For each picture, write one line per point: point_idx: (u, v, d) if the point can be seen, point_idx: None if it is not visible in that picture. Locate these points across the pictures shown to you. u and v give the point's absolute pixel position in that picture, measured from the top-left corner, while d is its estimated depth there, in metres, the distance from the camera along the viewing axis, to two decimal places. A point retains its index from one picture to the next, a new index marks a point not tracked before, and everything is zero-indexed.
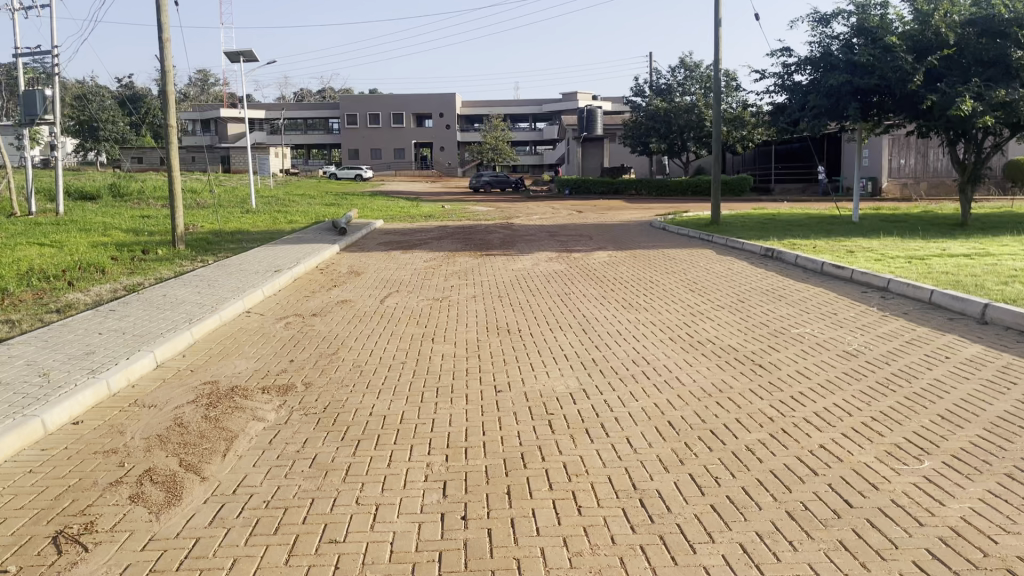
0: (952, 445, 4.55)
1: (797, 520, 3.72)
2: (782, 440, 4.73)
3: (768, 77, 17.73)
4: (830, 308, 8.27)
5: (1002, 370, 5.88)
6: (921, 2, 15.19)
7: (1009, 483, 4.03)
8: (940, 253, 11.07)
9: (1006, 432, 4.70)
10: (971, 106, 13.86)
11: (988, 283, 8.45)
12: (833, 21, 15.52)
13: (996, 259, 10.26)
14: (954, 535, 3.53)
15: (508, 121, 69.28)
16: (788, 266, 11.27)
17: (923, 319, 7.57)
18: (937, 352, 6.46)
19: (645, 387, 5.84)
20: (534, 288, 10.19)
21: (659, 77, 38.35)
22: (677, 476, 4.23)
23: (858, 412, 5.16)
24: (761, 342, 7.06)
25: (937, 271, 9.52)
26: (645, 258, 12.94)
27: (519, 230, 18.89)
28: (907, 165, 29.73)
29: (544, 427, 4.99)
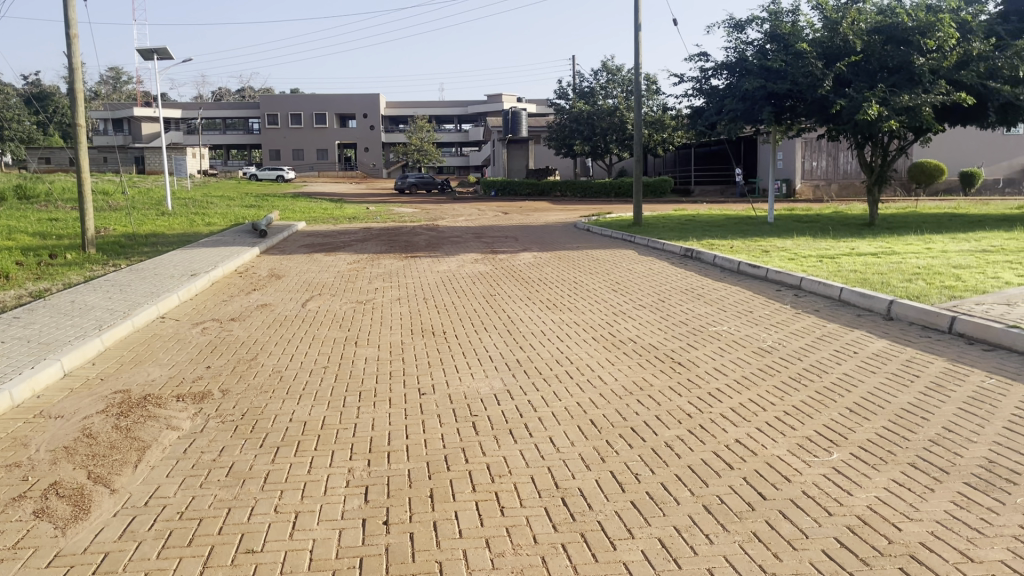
0: (859, 437, 4.73)
1: (713, 514, 3.82)
2: (700, 436, 4.85)
3: (687, 81, 18.14)
4: (747, 307, 8.50)
5: (905, 364, 6.15)
6: (830, 10, 15.78)
7: (912, 471, 4.22)
8: (850, 252, 11.51)
9: (909, 423, 4.91)
10: (877, 111, 14.47)
11: (893, 280, 8.83)
12: (747, 28, 15.97)
13: (900, 257, 10.74)
14: (861, 524, 3.68)
15: (433, 122, 69.02)
16: (707, 266, 11.54)
17: (833, 316, 7.86)
18: (846, 348, 6.70)
19: (569, 386, 5.90)
20: (458, 290, 10.17)
21: (582, 80, 38.85)
22: (598, 475, 4.28)
23: (771, 407, 5.33)
24: (680, 341, 7.21)
25: (846, 269, 9.89)
26: (569, 258, 13.07)
27: (445, 231, 18.85)
28: (820, 168, 30.81)
29: (467, 429, 4.99)
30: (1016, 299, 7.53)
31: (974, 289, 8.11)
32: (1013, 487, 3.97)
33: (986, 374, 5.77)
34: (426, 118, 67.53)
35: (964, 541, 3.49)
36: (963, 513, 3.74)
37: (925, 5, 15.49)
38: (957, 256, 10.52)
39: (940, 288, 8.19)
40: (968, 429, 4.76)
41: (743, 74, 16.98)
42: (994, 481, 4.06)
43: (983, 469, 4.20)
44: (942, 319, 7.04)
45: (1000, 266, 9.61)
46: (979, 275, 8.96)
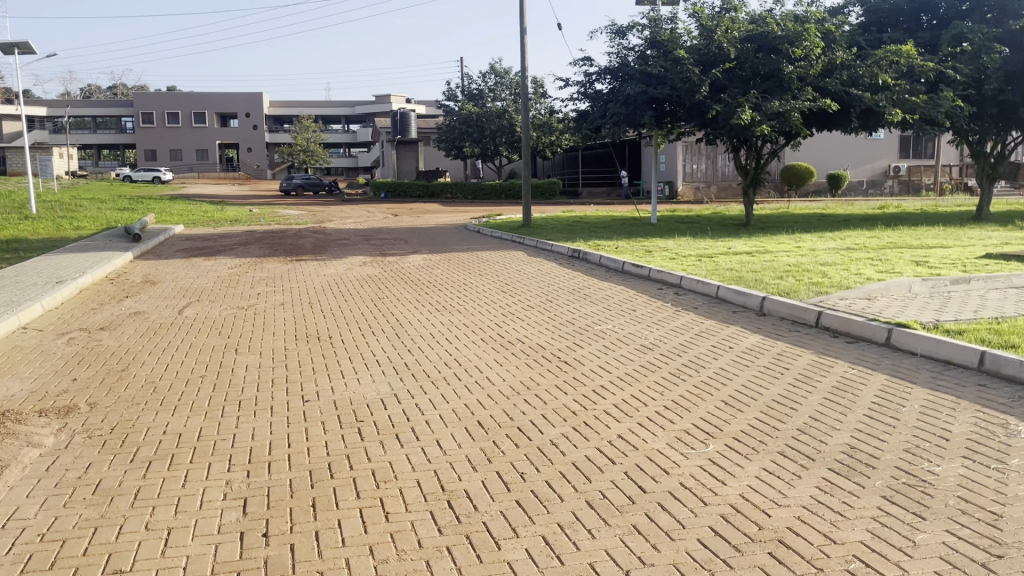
0: (733, 429, 4.93)
1: (596, 509, 3.90)
2: (585, 433, 4.94)
3: (572, 84, 18.43)
4: (630, 306, 8.72)
5: (776, 357, 6.46)
6: (706, 19, 16.43)
7: (781, 460, 4.44)
8: (726, 251, 12.00)
9: (779, 413, 5.17)
10: (750, 116, 15.16)
11: (765, 278, 9.27)
12: (628, 34, 16.39)
13: (773, 256, 11.29)
14: (733, 512, 3.83)
15: (319, 123, 67.68)
16: (593, 266, 11.79)
17: (711, 313, 8.17)
18: (722, 343, 6.97)
19: (456, 388, 5.89)
20: (346, 293, 10.01)
21: (471, 83, 38.92)
22: (484, 475, 4.30)
23: (652, 403, 5.49)
24: (567, 340, 7.33)
25: (723, 268, 10.31)
26: (458, 260, 13.05)
27: (331, 233, 18.49)
28: (700, 170, 31.95)
29: (352, 435, 4.91)
30: (875, 294, 8.02)
31: (838, 285, 8.59)
32: (872, 470, 4.23)
33: (848, 365, 6.12)
34: (312, 119, 66.15)
35: (828, 524, 3.69)
36: (827, 497, 3.95)
37: (793, 15, 16.32)
38: (824, 254, 11.11)
39: (808, 285, 8.63)
40: (831, 418, 5.04)
41: (625, 79, 17.41)
42: (855, 465, 4.31)
43: (845, 455, 4.45)
44: (809, 314, 7.44)
45: (863, 263, 10.20)
46: (843, 271, 9.50)
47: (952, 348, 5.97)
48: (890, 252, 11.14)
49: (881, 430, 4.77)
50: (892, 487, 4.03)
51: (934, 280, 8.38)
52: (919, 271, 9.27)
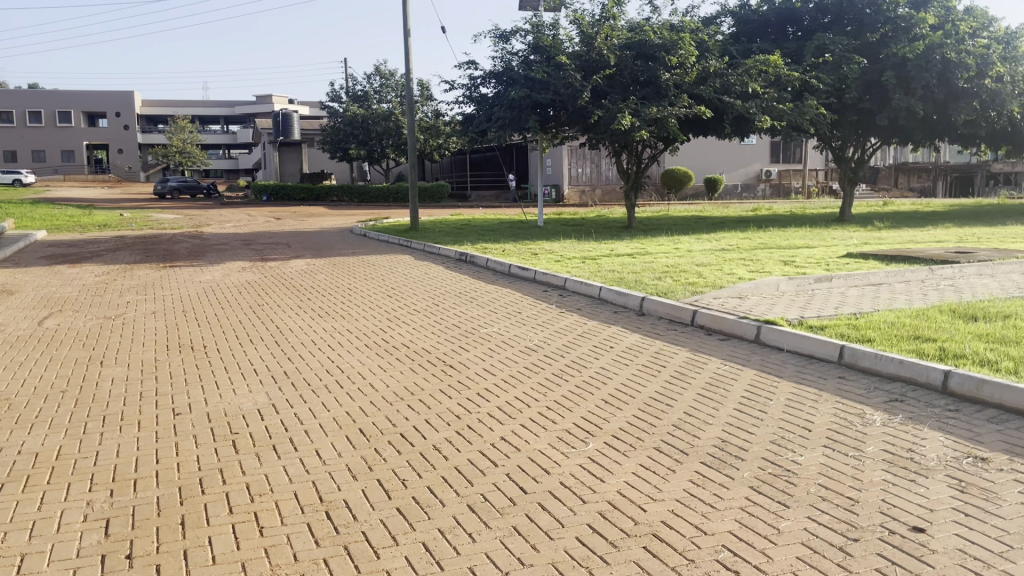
0: (612, 427, 5.04)
1: (476, 512, 3.90)
2: (468, 436, 4.94)
3: (457, 87, 18.44)
4: (515, 308, 8.79)
5: (654, 355, 6.66)
6: (586, 25, 16.74)
7: (658, 455, 4.58)
8: (609, 254, 12.28)
9: (656, 410, 5.33)
10: (630, 122, 15.58)
11: (646, 279, 9.53)
12: (511, 39, 16.53)
13: (653, 257, 11.63)
14: (611, 508, 3.92)
15: (196, 123, 65.18)
16: (479, 269, 11.83)
17: (593, 314, 8.34)
18: (604, 343, 7.13)
19: (338, 396, 5.78)
20: (223, 300, 9.66)
21: (355, 84, 38.33)
22: (365, 484, 4.24)
23: (536, 403, 5.55)
24: (451, 343, 7.33)
25: (606, 269, 10.54)
26: (342, 264, 12.84)
27: (209, 238, 17.82)
28: (584, 174, 32.64)
29: (226, 448, 4.74)
30: (747, 293, 8.39)
31: (712, 285, 8.93)
32: (740, 462, 4.42)
33: (721, 362, 6.37)
34: (189, 119, 63.65)
35: (700, 516, 3.82)
36: (700, 490, 4.10)
37: (669, 25, 16.89)
38: (700, 255, 11.52)
39: (684, 285, 8.94)
40: (705, 412, 5.23)
41: (509, 83, 17.55)
42: (725, 458, 4.49)
43: (717, 448, 4.63)
44: (686, 313, 7.70)
45: (736, 263, 10.65)
46: (718, 272, 9.87)
47: (815, 343, 6.31)
48: (760, 253, 11.66)
49: (750, 423, 4.99)
50: (760, 477, 4.21)
51: (800, 278, 8.83)
52: (787, 271, 9.75)
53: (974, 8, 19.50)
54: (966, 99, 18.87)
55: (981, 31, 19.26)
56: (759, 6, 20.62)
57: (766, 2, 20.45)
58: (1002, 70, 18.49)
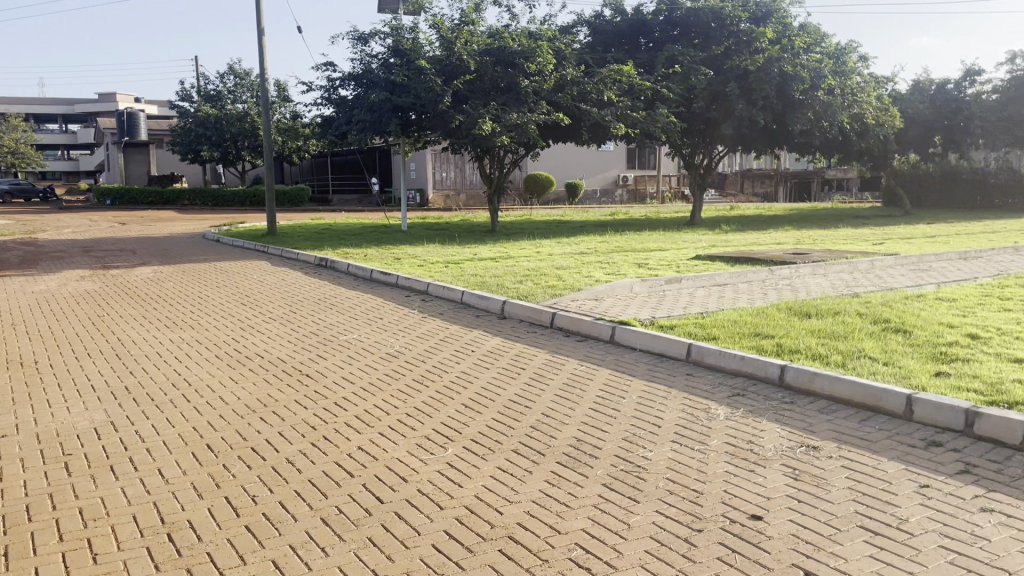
0: (472, 431, 5.06)
1: (330, 525, 3.81)
2: (323, 447, 4.82)
3: (315, 89, 18.02)
4: (376, 314, 8.67)
5: (515, 358, 6.73)
6: (445, 30, 16.76)
7: (516, 457, 4.62)
8: (471, 258, 12.34)
9: (516, 412, 5.39)
10: (490, 127, 15.74)
11: (507, 282, 9.63)
12: (370, 41, 16.32)
13: (514, 261, 11.78)
14: (467, 513, 3.92)
15: (31, 121, 60.63)
16: (340, 274, 11.59)
17: (455, 318, 8.34)
18: (465, 347, 7.15)
19: (186, 411, 5.50)
20: (59, 311, 9.00)
21: (207, 83, 36.74)
22: (212, 502, 4.05)
23: (394, 411, 5.48)
24: (309, 352, 7.13)
25: (468, 273, 10.58)
26: (194, 271, 12.26)
27: (44, 245, 16.57)
28: (448, 178, 32.74)
29: (58, 471, 4.41)
30: (603, 295, 8.62)
31: (571, 287, 9.13)
32: (594, 460, 4.53)
33: (578, 362, 6.52)
34: (22, 118, 59.11)
35: (554, 516, 3.88)
36: (555, 490, 4.17)
37: (527, 32, 17.18)
38: (560, 259, 11.75)
39: (544, 288, 9.09)
40: (561, 413, 5.34)
41: (369, 86, 17.30)
42: (580, 457, 4.59)
43: (572, 447, 4.73)
44: (545, 315, 7.83)
45: (593, 266, 10.95)
46: (576, 275, 10.10)
47: (665, 343, 6.56)
48: (616, 256, 12.04)
49: (604, 422, 5.13)
50: (612, 474, 4.34)
51: (652, 280, 9.17)
52: (641, 273, 10.09)
53: (808, 25, 20.87)
54: (802, 109, 20.23)
55: (814, 46, 20.61)
56: (612, 17, 21.25)
57: (618, 14, 21.12)
58: (833, 83, 19.91)
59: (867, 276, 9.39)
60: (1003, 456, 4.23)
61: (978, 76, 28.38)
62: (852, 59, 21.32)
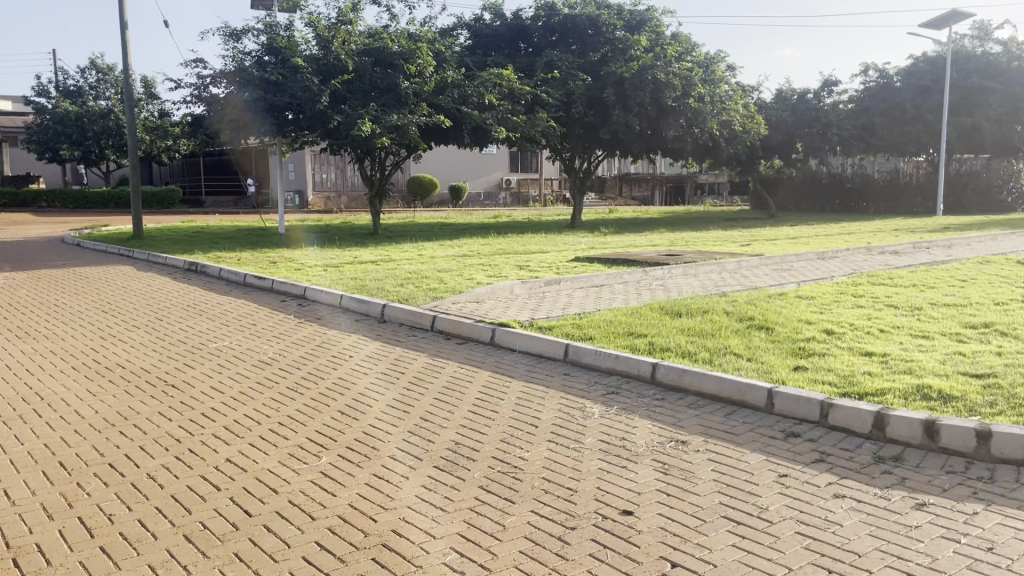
0: (346, 438, 4.95)
1: (193, 542, 3.64)
2: (188, 460, 4.61)
3: (184, 86, 17.28)
4: (250, 320, 8.38)
5: (394, 362, 6.64)
6: (322, 28, 16.41)
7: (392, 463, 4.55)
8: (351, 261, 12.13)
9: (393, 417, 5.31)
10: (370, 128, 15.61)
11: (387, 285, 9.50)
12: (242, 38, 15.79)
13: (396, 264, 11.67)
14: (340, 522, 3.83)
15: None
16: (212, 279, 11.14)
17: (333, 322, 8.16)
18: (342, 352, 7.00)
19: (36, 427, 5.13)
20: None
21: (66, 78, 34.62)
22: (64, 523, 3.80)
23: (266, 420, 5.29)
24: (175, 361, 6.81)
25: (347, 277, 10.38)
26: (50, 278, 11.49)
27: None
28: (329, 180, 32.31)
29: None
30: (483, 297, 8.65)
31: (452, 290, 9.11)
32: (472, 463, 4.52)
33: (457, 365, 6.50)
34: None
35: (429, 521, 3.84)
36: (430, 494, 4.13)
37: (406, 33, 17.08)
38: (441, 262, 11.71)
39: (425, 291, 9.03)
40: (440, 416, 5.30)
41: None
42: (457, 460, 4.57)
43: (450, 451, 4.70)
44: (425, 319, 7.78)
45: (475, 268, 10.97)
46: (457, 277, 10.10)
47: (543, 343, 6.63)
48: (498, 258, 12.12)
49: (482, 424, 5.13)
50: (489, 476, 4.33)
51: (532, 282, 9.26)
52: (522, 275, 10.19)
53: (679, 34, 21.68)
54: (674, 116, 20.83)
55: (685, 55, 21.43)
56: (492, 21, 21.41)
57: (498, 18, 21.30)
58: (703, 90, 20.76)
59: (734, 276, 9.81)
60: (854, 443, 4.49)
61: (835, 87, 30.28)
62: (720, 69, 22.33)
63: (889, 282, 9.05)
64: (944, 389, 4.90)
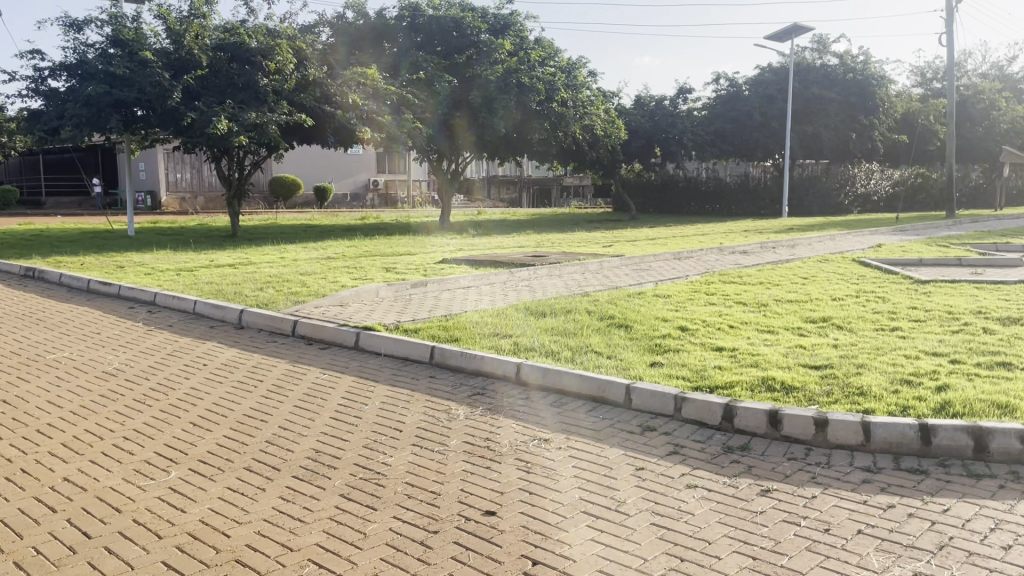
0: (198, 451, 4.71)
1: (25, 569, 3.36)
2: (21, 481, 4.26)
3: (19, 79, 16.02)
4: (94, 328, 7.86)
5: (251, 370, 6.39)
6: (173, 21, 15.59)
7: (247, 475, 4.37)
8: (207, 264, 11.62)
9: (249, 427, 5.11)
10: (226, 126, 15.06)
11: (246, 290, 9.15)
12: (84, 28, 14.79)
13: (254, 267, 11.26)
14: (190, 540, 3.64)
15: None
16: (51, 286, 10.37)
17: (186, 329, 7.78)
18: (196, 361, 6.68)
19: None
20: None
21: None
22: None
23: (109, 435, 4.97)
24: (6, 375, 6.29)
25: (202, 281, 9.93)
26: None
27: None
28: (184, 179, 30.84)
29: None
30: (347, 300, 8.48)
31: (314, 293, 8.89)
32: (332, 471, 4.41)
33: (320, 371, 6.33)
34: None
35: (287, 533, 3.71)
36: (288, 506, 4.00)
37: (265, 29, 16.58)
38: (304, 264, 11.41)
39: (286, 295, 8.76)
40: (299, 425, 5.14)
41: (85, 78, 15.64)
42: (317, 469, 4.44)
43: (309, 460, 4.57)
44: (285, 324, 7.55)
45: (339, 271, 10.75)
46: (321, 280, 9.86)
47: (408, 346, 6.57)
48: (362, 260, 11.93)
49: (343, 430, 5.02)
50: (351, 484, 4.24)
51: (398, 284, 9.17)
52: (387, 277, 10.07)
53: (542, 39, 22.09)
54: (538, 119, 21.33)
55: (548, 60, 21.89)
56: (354, 19, 21.05)
57: (361, 16, 20.98)
58: (565, 95, 21.27)
59: (596, 276, 10.06)
60: (706, 435, 4.69)
61: (689, 94, 31.68)
62: (582, 74, 22.93)
63: (738, 281, 9.55)
64: (786, 380, 5.20)
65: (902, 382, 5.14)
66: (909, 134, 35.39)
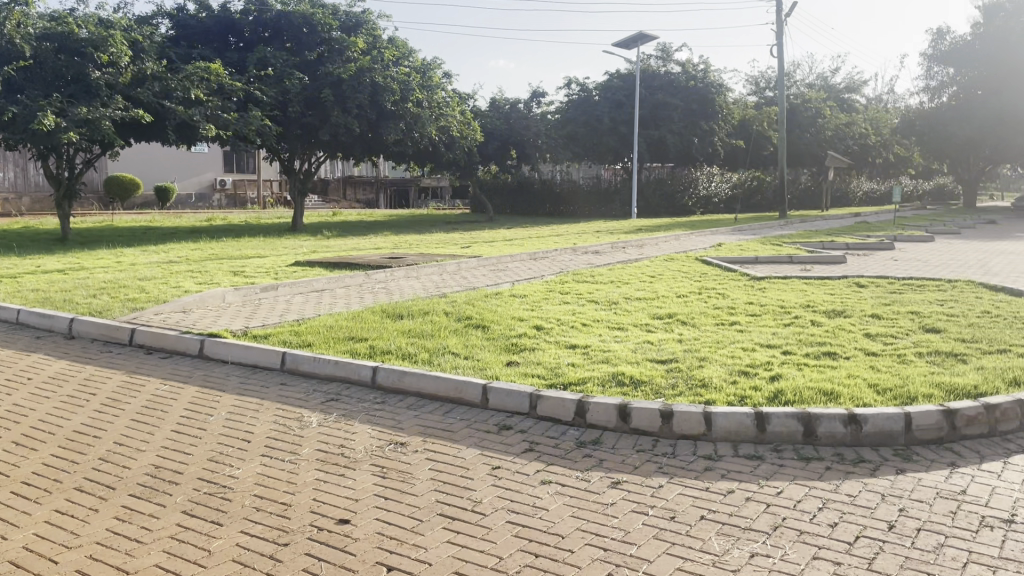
0: (22, 472, 4.34)
1: None
2: None
3: None
4: None
5: (84, 383, 5.96)
6: None
7: (78, 496, 4.06)
8: (33, 270, 10.76)
9: (81, 444, 4.75)
10: (53, 121, 14.03)
11: (77, 297, 8.54)
12: None
13: (87, 272, 10.54)
14: (10, 569, 3.35)
15: None
16: None
17: (9, 341, 7.16)
18: (20, 374, 6.16)
19: None
20: None
21: None
22: None
23: None
24: None
25: (27, 288, 9.18)
26: None
27: None
28: (7, 179, 28.70)
29: None
30: (191, 306, 8.07)
31: (155, 299, 8.41)
32: (174, 487, 4.17)
33: (160, 381, 5.98)
34: None
35: (122, 555, 3.47)
36: (124, 526, 3.74)
37: (96, 19, 15.65)
38: (143, 269, 10.78)
39: (123, 302, 8.23)
40: (137, 439, 4.83)
41: None
42: (157, 485, 4.19)
43: (148, 476, 4.30)
44: (122, 332, 7.10)
45: (183, 275, 10.22)
46: (163, 285, 9.35)
47: (257, 353, 6.33)
48: (209, 264, 11.40)
49: (187, 444, 4.76)
50: (193, 500, 4.02)
51: (246, 288, 8.81)
52: (236, 281, 9.67)
53: (395, 38, 21.88)
54: (393, 120, 21.11)
55: (402, 60, 21.72)
56: (197, 12, 20.07)
57: (203, 9, 20.04)
58: (420, 96, 21.21)
59: (453, 277, 10.06)
60: (560, 431, 4.78)
61: (542, 98, 32.29)
62: (437, 75, 22.85)
63: (591, 280, 9.80)
64: (635, 375, 5.39)
65: (740, 373, 5.44)
66: (745, 140, 37.66)
